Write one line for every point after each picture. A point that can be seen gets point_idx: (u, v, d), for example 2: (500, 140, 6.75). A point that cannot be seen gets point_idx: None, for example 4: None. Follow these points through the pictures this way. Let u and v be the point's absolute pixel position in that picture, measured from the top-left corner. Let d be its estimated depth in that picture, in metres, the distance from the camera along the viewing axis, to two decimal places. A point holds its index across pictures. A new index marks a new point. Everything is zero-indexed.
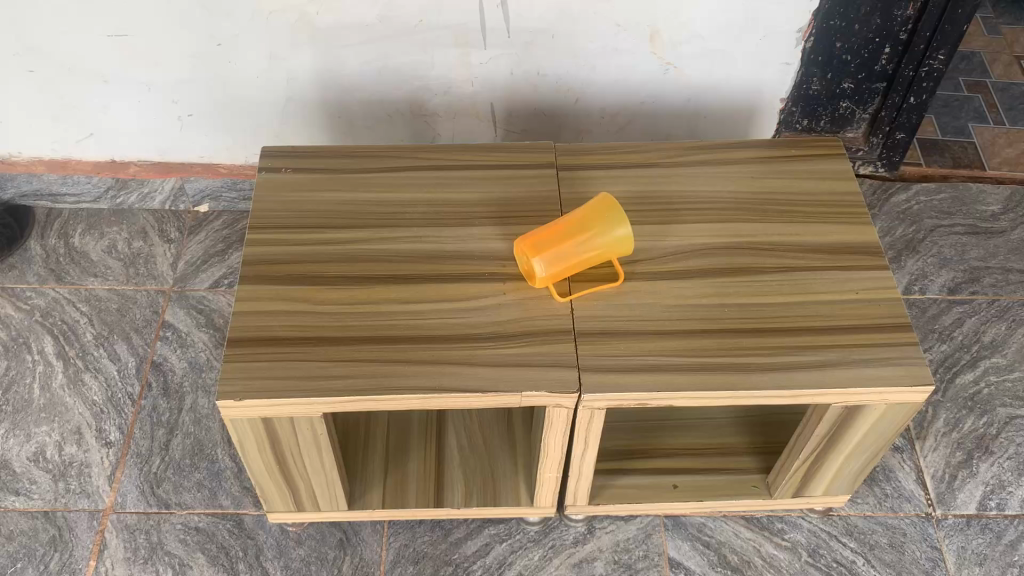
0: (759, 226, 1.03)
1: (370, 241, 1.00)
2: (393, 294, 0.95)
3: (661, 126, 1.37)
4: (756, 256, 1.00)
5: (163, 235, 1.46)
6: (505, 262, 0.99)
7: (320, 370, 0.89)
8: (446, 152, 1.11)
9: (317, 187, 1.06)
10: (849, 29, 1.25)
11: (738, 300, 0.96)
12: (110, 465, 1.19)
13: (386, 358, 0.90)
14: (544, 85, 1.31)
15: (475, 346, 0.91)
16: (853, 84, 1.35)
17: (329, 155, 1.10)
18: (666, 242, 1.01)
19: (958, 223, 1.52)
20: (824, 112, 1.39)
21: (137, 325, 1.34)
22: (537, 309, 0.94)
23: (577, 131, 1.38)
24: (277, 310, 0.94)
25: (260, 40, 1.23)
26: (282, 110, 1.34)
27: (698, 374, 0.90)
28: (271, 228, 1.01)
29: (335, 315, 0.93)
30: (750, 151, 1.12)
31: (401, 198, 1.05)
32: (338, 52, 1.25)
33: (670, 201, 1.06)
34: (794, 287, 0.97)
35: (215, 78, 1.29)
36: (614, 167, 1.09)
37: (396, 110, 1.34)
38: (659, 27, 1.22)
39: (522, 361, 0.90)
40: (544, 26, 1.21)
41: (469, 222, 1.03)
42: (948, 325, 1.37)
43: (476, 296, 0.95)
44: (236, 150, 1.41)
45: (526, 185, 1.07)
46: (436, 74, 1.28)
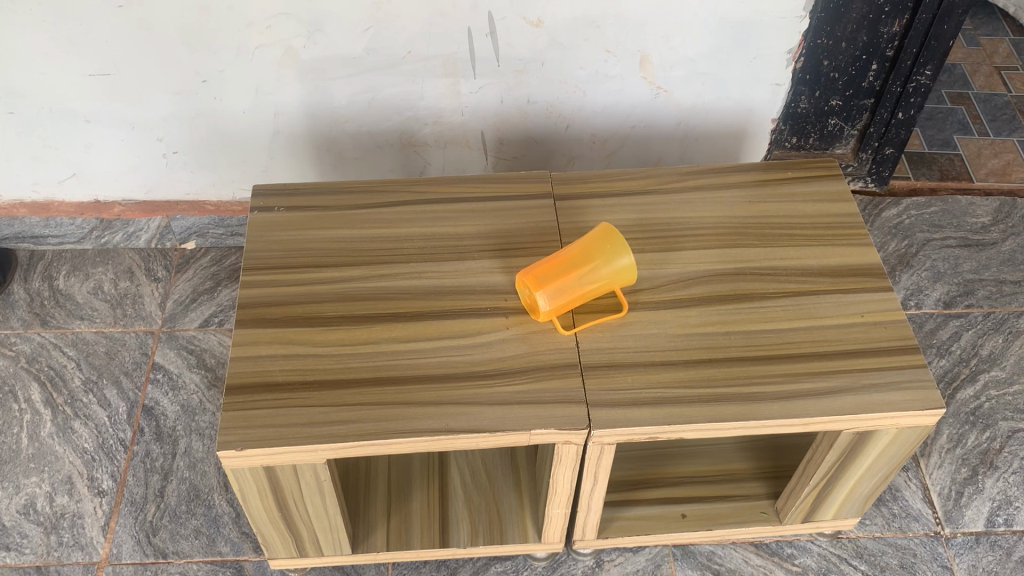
0: (761, 251, 1.02)
1: (368, 279, 0.98)
2: (393, 333, 0.94)
3: (651, 150, 1.37)
4: (760, 281, 0.99)
5: (150, 274, 1.43)
6: (507, 296, 0.97)
7: (322, 416, 0.87)
8: (441, 184, 1.09)
9: (311, 224, 1.04)
10: (836, 47, 1.26)
11: (743, 327, 0.95)
12: (104, 515, 1.16)
13: (389, 400, 0.88)
14: (533, 112, 1.30)
15: (480, 384, 0.90)
16: (841, 101, 1.35)
17: (322, 190, 1.08)
18: (668, 270, 1.00)
19: (949, 236, 1.52)
20: (812, 129, 1.39)
21: (127, 368, 1.31)
22: (542, 343, 0.93)
23: (567, 157, 1.37)
24: (276, 354, 0.92)
25: (246, 75, 1.21)
26: (270, 145, 1.32)
27: (707, 406, 0.88)
28: (266, 268, 0.99)
29: (336, 357, 0.91)
30: (747, 174, 1.12)
31: (397, 233, 1.03)
32: (325, 85, 1.23)
33: (669, 228, 1.05)
34: (799, 313, 0.96)
35: (199, 115, 1.27)
36: (611, 194, 1.08)
37: (386, 141, 1.32)
38: (648, 52, 1.21)
39: (529, 398, 0.89)
40: (533, 54, 1.20)
41: (468, 255, 1.01)
42: (946, 339, 1.37)
43: (479, 332, 0.94)
44: (223, 187, 1.39)
45: (524, 216, 1.05)
46: (425, 104, 1.27)
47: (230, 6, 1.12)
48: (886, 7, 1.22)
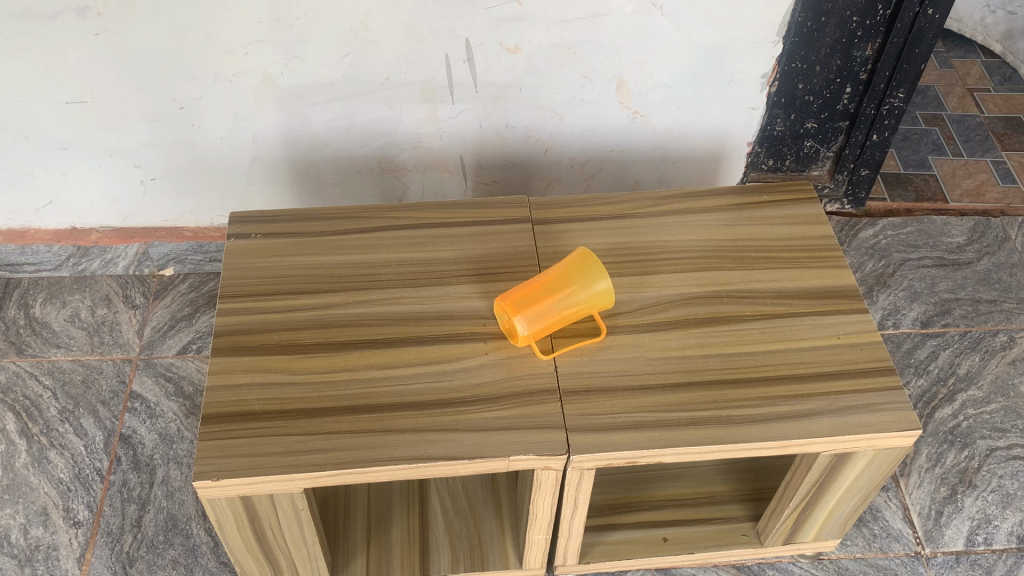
0: (738, 274, 1.03)
1: (346, 306, 0.98)
2: (371, 359, 0.93)
3: (629, 173, 1.38)
4: (737, 304, 1.00)
5: (128, 300, 1.42)
6: (486, 321, 0.97)
7: (299, 444, 0.86)
8: (420, 209, 1.09)
9: (288, 251, 1.03)
10: (810, 71, 1.28)
11: (721, 350, 0.95)
12: (79, 546, 1.15)
13: (367, 428, 0.88)
14: (511, 137, 1.30)
15: (458, 411, 0.89)
16: (817, 124, 1.37)
17: (299, 217, 1.08)
18: (646, 293, 1.01)
19: (925, 256, 1.53)
20: (789, 151, 1.41)
21: (104, 397, 1.30)
22: (521, 369, 0.93)
23: (546, 181, 1.38)
24: (253, 383, 0.91)
25: (224, 101, 1.21)
26: (248, 171, 1.32)
27: (685, 430, 0.88)
28: (242, 296, 0.98)
29: (313, 385, 0.91)
30: (724, 197, 1.12)
31: (375, 258, 1.03)
32: (303, 111, 1.24)
33: (647, 251, 1.05)
34: (776, 335, 0.97)
35: (177, 141, 1.27)
36: (589, 218, 1.09)
37: (364, 165, 1.33)
38: (624, 77, 1.22)
39: (507, 424, 0.89)
40: (511, 80, 1.21)
41: (446, 280, 1.01)
42: (923, 359, 1.38)
43: (458, 358, 0.94)
44: (201, 214, 1.38)
45: (502, 241, 1.05)
46: (404, 130, 1.28)
47: (207, 33, 1.12)
48: (859, 31, 1.24)
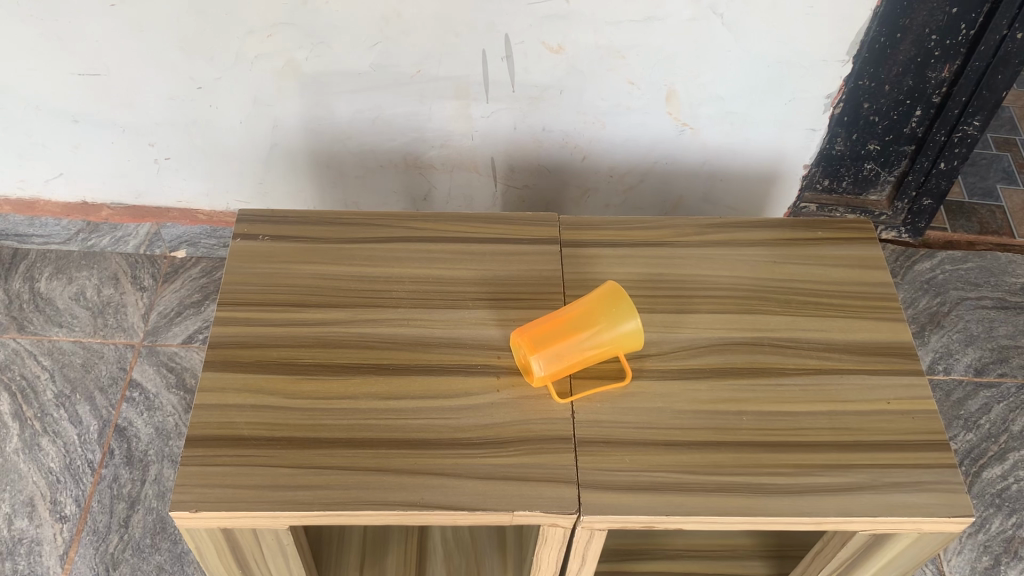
0: (783, 319, 0.93)
1: (351, 324, 0.90)
2: (374, 387, 0.86)
3: (672, 187, 1.28)
4: (778, 355, 0.91)
5: (136, 281, 1.37)
6: (501, 353, 0.89)
7: (287, 479, 0.79)
8: (442, 221, 1.01)
9: (296, 257, 0.96)
10: (879, 89, 1.18)
11: (757, 407, 0.87)
12: (63, 543, 1.10)
13: (362, 465, 0.80)
14: (547, 141, 1.21)
15: (462, 454, 0.82)
16: (880, 146, 1.27)
17: (311, 220, 1.00)
18: (679, 334, 0.92)
19: (985, 296, 1.42)
20: (847, 173, 1.31)
21: (102, 384, 1.24)
22: (534, 411, 0.85)
23: (581, 190, 1.29)
24: (244, 404, 0.84)
25: (242, 84, 1.14)
26: (266, 157, 1.25)
27: (710, 497, 0.80)
28: (241, 304, 0.91)
29: (308, 412, 0.84)
30: (773, 230, 1.03)
31: (388, 273, 0.95)
32: (328, 100, 1.16)
33: (684, 285, 0.96)
34: (819, 395, 0.88)
35: (194, 122, 1.20)
36: (624, 243, 1.00)
37: (389, 160, 1.25)
38: (676, 87, 1.12)
39: (515, 473, 0.81)
40: (551, 82, 1.12)
41: (462, 304, 0.93)
42: (973, 411, 1.28)
43: (467, 393, 0.86)
44: (217, 198, 1.31)
45: (527, 263, 0.97)
46: (434, 126, 1.19)
47: (228, 12, 1.04)
48: (936, 50, 1.13)
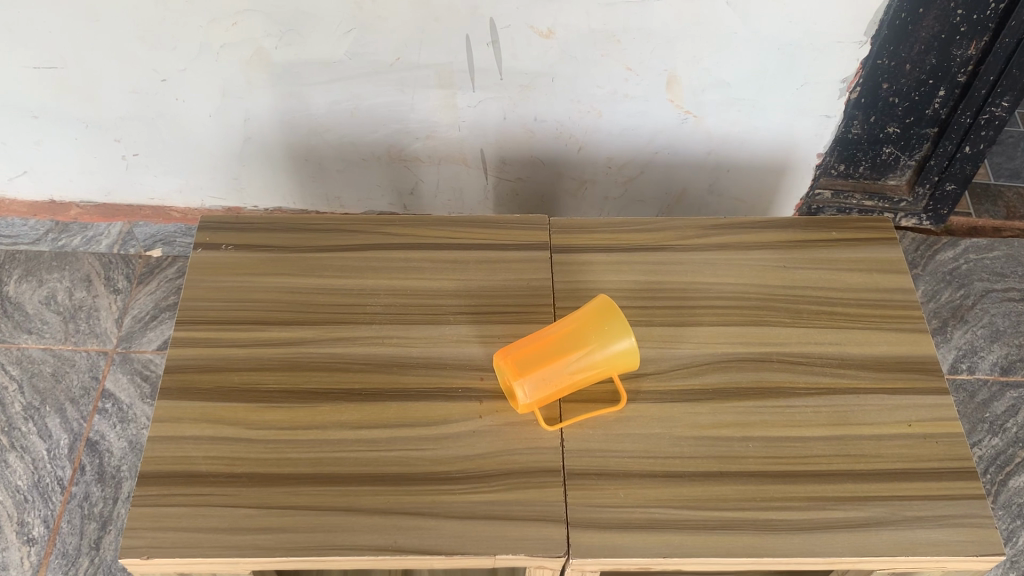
0: (793, 332, 0.85)
1: (321, 343, 0.83)
2: (343, 416, 0.78)
3: (676, 178, 1.19)
4: (788, 372, 0.83)
5: (110, 284, 1.30)
6: (484, 374, 0.81)
7: (247, 520, 0.72)
8: (422, 225, 0.94)
9: (263, 269, 0.89)
10: (899, 69, 1.08)
11: (764, 432, 0.79)
12: (31, 568, 1.04)
13: (328, 504, 0.73)
14: (540, 131, 1.13)
15: (439, 490, 0.74)
16: (900, 129, 1.17)
17: (280, 227, 0.93)
18: (679, 350, 0.84)
19: (1012, 287, 1.33)
20: (864, 157, 1.21)
21: (73, 395, 1.18)
22: (520, 441, 0.77)
23: (578, 182, 1.21)
24: (202, 436, 0.77)
25: (210, 76, 1.06)
26: (239, 151, 1.17)
27: (712, 536, 0.72)
28: (202, 323, 0.84)
29: (271, 444, 0.77)
30: (783, 230, 0.94)
31: (362, 285, 0.88)
32: (301, 91, 1.07)
33: (685, 295, 0.88)
34: (833, 417, 0.80)
35: (161, 116, 1.12)
36: (619, 248, 0.92)
37: (372, 153, 1.17)
38: (677, 73, 1.03)
39: (497, 511, 0.73)
40: (542, 68, 1.03)
41: (442, 319, 0.85)
42: (1000, 413, 1.20)
43: (445, 421, 0.78)
44: (191, 194, 1.24)
45: (513, 272, 0.89)
46: (417, 116, 1.11)
47: None
48: (963, 26, 1.03)
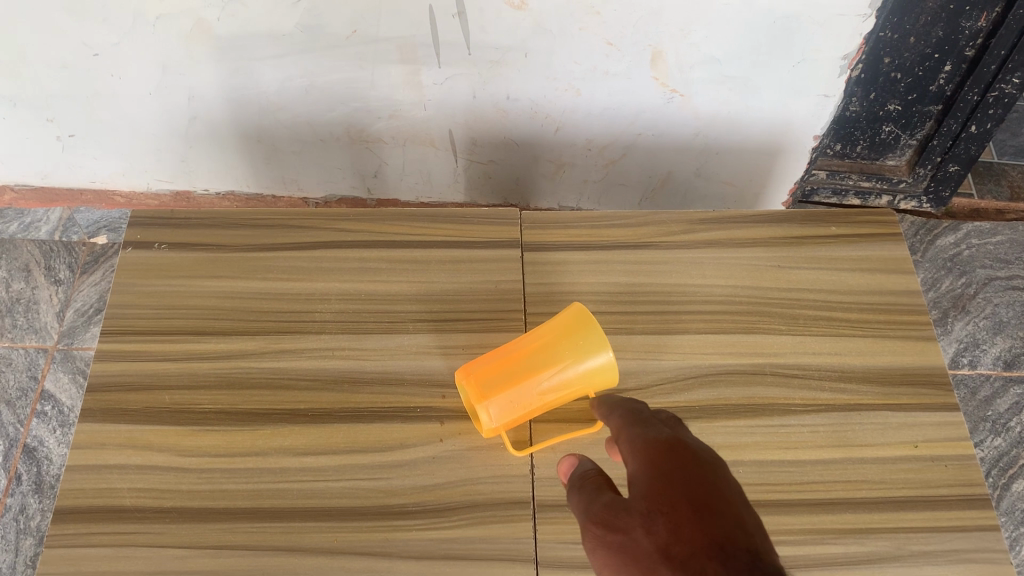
0: (789, 341, 0.77)
1: (263, 357, 0.75)
2: (288, 440, 0.70)
3: (661, 161, 1.12)
4: (783, 387, 0.74)
5: (51, 274, 1.21)
6: (445, 391, 0.73)
7: (176, 563, 0.64)
8: (378, 219, 0.85)
9: (199, 271, 0.80)
10: (903, 42, 0.96)
11: (757, 455, 0.71)
12: None
13: (268, 544, 0.65)
14: (513, 111, 1.03)
15: (393, 526, 0.66)
16: (901, 106, 1.06)
17: (221, 223, 0.84)
18: (663, 362, 0.75)
19: (1016, 275, 1.25)
20: (862, 136, 1.11)
21: (10, 397, 1.11)
22: (485, 468, 0.69)
23: (555, 164, 1.13)
24: (128, 465, 0.69)
25: (147, 50, 0.95)
26: (186, 132, 1.08)
27: None
28: (130, 335, 0.76)
29: (206, 474, 0.68)
30: (777, 224, 0.86)
31: (311, 289, 0.79)
32: (250, 66, 0.97)
33: (669, 298, 0.80)
34: (832, 438, 0.72)
35: (96, 94, 1.02)
36: (597, 247, 0.83)
37: (330, 133, 1.08)
38: (662, 48, 0.92)
39: (459, 550, 0.65)
40: (514, 43, 0.92)
41: (400, 328, 0.77)
42: (1002, 412, 1.14)
43: (401, 445, 0.70)
44: (134, 177, 1.17)
45: (479, 274, 0.81)
46: (377, 94, 1.01)
47: None
48: None
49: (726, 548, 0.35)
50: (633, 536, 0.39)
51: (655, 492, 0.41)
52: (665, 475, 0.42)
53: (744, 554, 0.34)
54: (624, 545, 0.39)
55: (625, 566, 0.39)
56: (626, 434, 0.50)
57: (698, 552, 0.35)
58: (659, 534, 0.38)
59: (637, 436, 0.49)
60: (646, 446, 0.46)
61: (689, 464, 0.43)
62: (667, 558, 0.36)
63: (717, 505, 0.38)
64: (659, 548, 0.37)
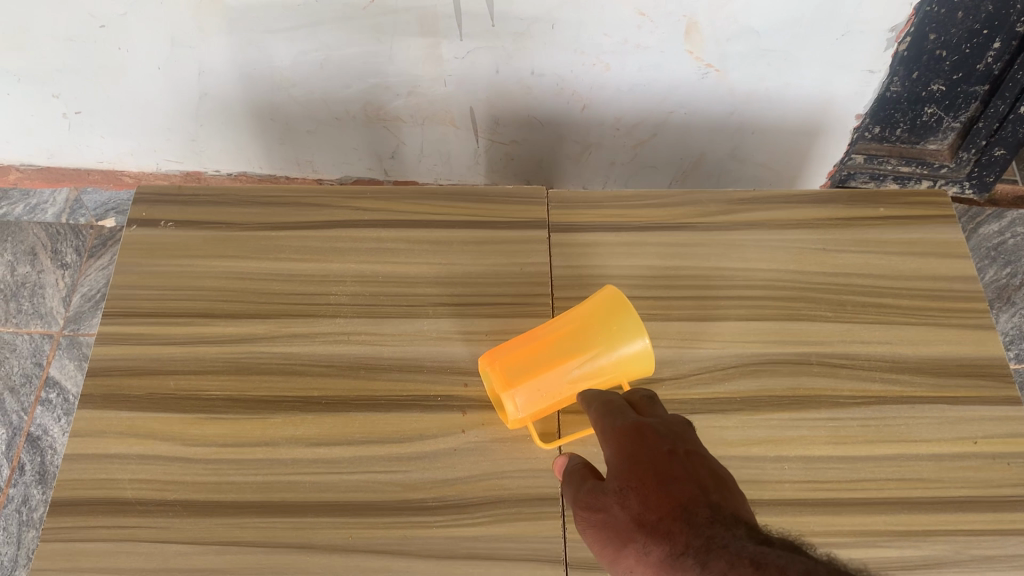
0: (836, 328, 0.72)
1: (274, 341, 0.70)
2: (300, 430, 0.66)
3: (693, 141, 1.07)
4: (830, 378, 0.69)
5: (57, 257, 1.24)
6: (468, 379, 0.68)
7: (180, 560, 0.60)
8: (397, 197, 0.80)
9: (208, 250, 0.75)
10: (949, 17, 0.83)
11: (803, 450, 0.66)
12: None
13: (279, 540, 0.61)
14: (538, 87, 0.99)
15: (412, 522, 0.62)
16: (946, 87, 0.93)
17: (230, 200, 0.79)
18: (701, 351, 0.70)
19: None
20: (901, 119, 0.99)
21: (14, 383, 1.13)
22: (511, 461, 0.64)
23: (581, 145, 1.08)
24: (130, 454, 0.64)
25: (155, 24, 0.90)
26: (197, 110, 1.03)
27: None
28: (134, 317, 0.71)
29: (212, 466, 0.64)
30: (820, 205, 0.80)
31: (325, 270, 0.75)
32: (263, 40, 0.92)
33: (707, 283, 0.74)
34: (884, 433, 0.67)
35: (103, 70, 0.97)
36: (629, 227, 0.78)
37: (346, 111, 1.03)
38: (698, 19, 0.87)
39: (484, 549, 0.61)
40: (540, 15, 0.87)
41: (420, 312, 0.72)
42: None
43: (421, 437, 0.65)
44: (143, 157, 1.13)
45: (504, 256, 0.76)
46: (396, 69, 0.96)
47: None
48: None
49: (688, 508, 0.46)
50: (611, 513, 0.49)
51: (623, 471, 0.50)
52: (630, 452, 0.51)
53: (703, 512, 0.45)
54: (606, 522, 0.49)
55: (610, 539, 0.48)
56: (595, 413, 0.57)
57: (666, 516, 0.46)
58: (632, 508, 0.48)
59: (608, 415, 0.55)
60: (611, 425, 0.54)
61: (647, 442, 0.51)
62: (642, 526, 0.47)
63: (677, 475, 0.48)
64: (635, 520, 0.47)
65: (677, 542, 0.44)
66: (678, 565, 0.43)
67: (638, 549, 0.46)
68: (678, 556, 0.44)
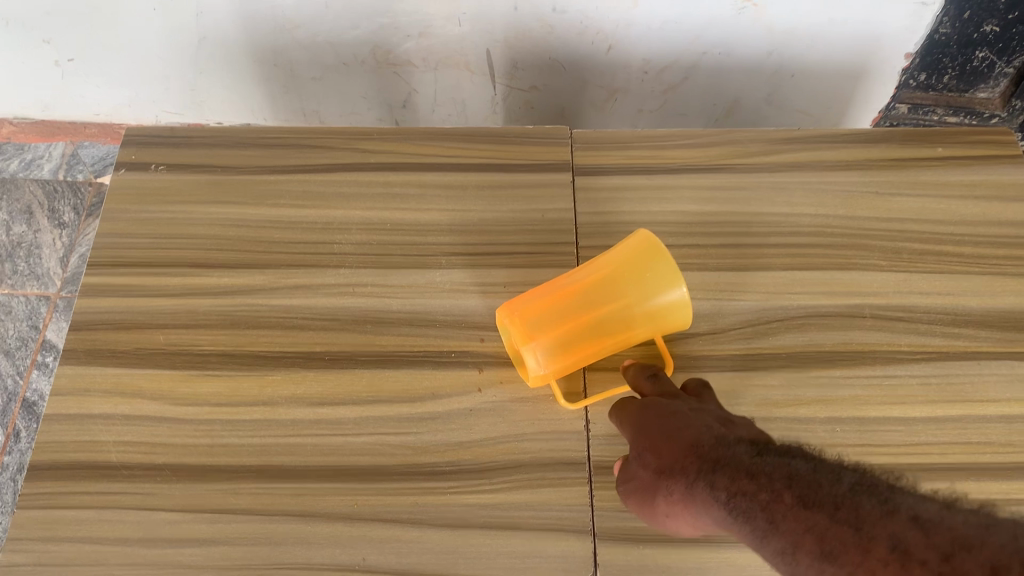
0: (891, 279, 0.65)
1: (273, 293, 0.64)
2: (300, 389, 0.60)
3: (728, 85, 1.00)
4: (885, 332, 0.62)
5: (54, 217, 1.19)
6: (484, 333, 0.62)
7: (168, 529, 0.54)
8: (408, 140, 0.74)
9: (202, 195, 0.70)
10: None
11: (857, 411, 0.59)
12: None
13: (278, 508, 0.55)
14: (559, 27, 0.91)
15: (424, 489, 0.56)
16: (1001, 28, 0.83)
17: (226, 143, 0.73)
18: (742, 303, 0.64)
19: None
20: (948, 63, 0.90)
21: (10, 346, 1.11)
22: (533, 423, 0.58)
23: (606, 91, 1.01)
24: (115, 414, 0.59)
25: None
26: (196, 56, 0.97)
27: None
28: (120, 267, 0.66)
29: (203, 427, 0.58)
30: (870, 147, 0.73)
31: (328, 217, 0.68)
32: None
33: (748, 230, 0.68)
34: (948, 393, 0.60)
35: (95, 13, 0.91)
36: (661, 171, 0.71)
37: (354, 56, 0.96)
38: None
39: (503, 519, 0.55)
40: None
41: (432, 262, 0.66)
42: None
43: (433, 396, 0.59)
44: (143, 109, 1.08)
45: (523, 201, 0.69)
46: (407, 8, 0.89)
47: None
48: None
49: (696, 444, 0.46)
50: (638, 475, 0.49)
51: (638, 436, 0.50)
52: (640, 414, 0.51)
53: (709, 443, 0.45)
54: (638, 487, 0.49)
55: (646, 500, 0.49)
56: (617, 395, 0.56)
57: (677, 456, 0.46)
58: (650, 462, 0.48)
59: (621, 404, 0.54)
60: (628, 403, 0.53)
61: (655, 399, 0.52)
62: (661, 474, 0.47)
63: (683, 420, 0.48)
64: (655, 471, 0.47)
65: (688, 471, 0.45)
66: (696, 497, 0.43)
67: (666, 497, 0.46)
68: (693, 488, 0.44)
